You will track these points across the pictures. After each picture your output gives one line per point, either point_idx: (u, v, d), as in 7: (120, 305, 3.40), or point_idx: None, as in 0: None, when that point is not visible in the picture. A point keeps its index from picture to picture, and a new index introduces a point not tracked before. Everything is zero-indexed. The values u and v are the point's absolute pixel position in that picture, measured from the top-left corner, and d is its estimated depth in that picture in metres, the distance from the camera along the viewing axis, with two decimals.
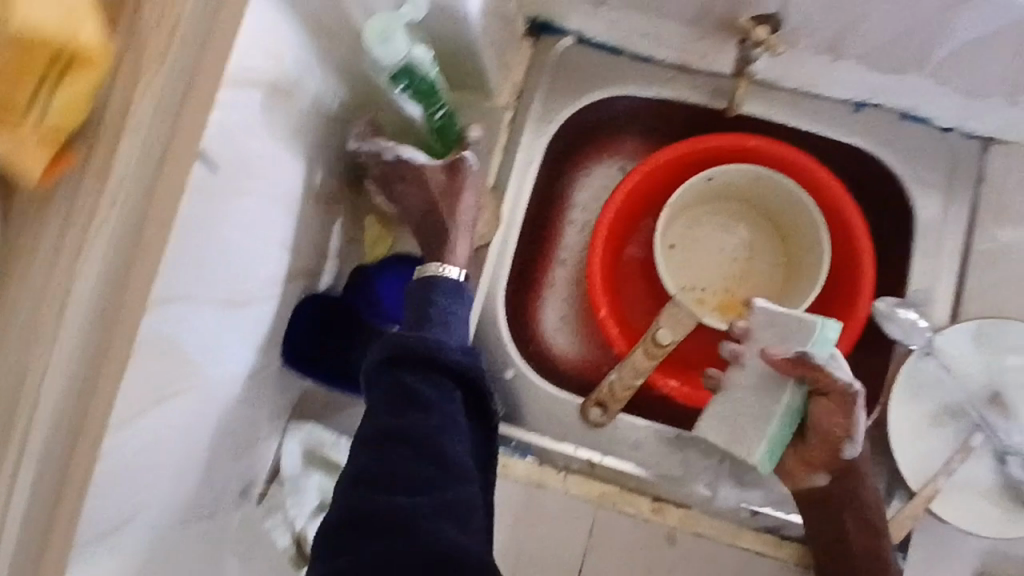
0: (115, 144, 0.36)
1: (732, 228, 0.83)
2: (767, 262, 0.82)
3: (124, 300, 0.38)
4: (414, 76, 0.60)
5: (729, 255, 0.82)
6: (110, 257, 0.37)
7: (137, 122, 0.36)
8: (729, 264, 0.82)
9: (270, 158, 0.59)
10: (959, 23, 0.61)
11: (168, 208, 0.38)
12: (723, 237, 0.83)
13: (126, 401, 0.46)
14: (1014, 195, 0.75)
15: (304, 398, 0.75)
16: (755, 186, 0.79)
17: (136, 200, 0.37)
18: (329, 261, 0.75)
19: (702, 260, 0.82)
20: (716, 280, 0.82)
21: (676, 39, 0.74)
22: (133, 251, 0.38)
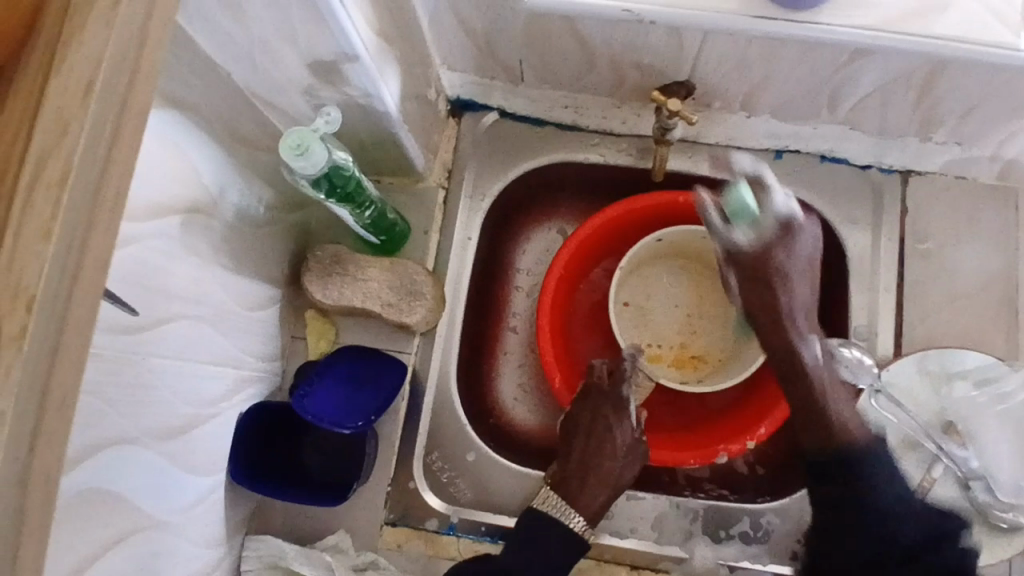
0: (31, 259, 0.23)
1: (684, 284, 0.83)
2: (721, 318, 0.82)
3: (20, 540, 0.23)
4: (335, 180, 0.59)
5: (685, 313, 0.82)
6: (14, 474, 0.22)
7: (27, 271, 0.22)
8: (683, 321, 0.82)
9: (196, 277, 0.58)
10: (859, 76, 0.64)
11: (77, 372, 0.24)
12: (677, 293, 0.83)
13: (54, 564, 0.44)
14: (935, 222, 0.77)
15: (259, 508, 0.72)
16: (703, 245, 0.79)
17: (39, 377, 0.23)
18: (271, 366, 0.72)
19: (658, 318, 0.82)
20: (669, 337, 0.82)
21: (594, 108, 0.77)
22: (24, 456, 0.22)
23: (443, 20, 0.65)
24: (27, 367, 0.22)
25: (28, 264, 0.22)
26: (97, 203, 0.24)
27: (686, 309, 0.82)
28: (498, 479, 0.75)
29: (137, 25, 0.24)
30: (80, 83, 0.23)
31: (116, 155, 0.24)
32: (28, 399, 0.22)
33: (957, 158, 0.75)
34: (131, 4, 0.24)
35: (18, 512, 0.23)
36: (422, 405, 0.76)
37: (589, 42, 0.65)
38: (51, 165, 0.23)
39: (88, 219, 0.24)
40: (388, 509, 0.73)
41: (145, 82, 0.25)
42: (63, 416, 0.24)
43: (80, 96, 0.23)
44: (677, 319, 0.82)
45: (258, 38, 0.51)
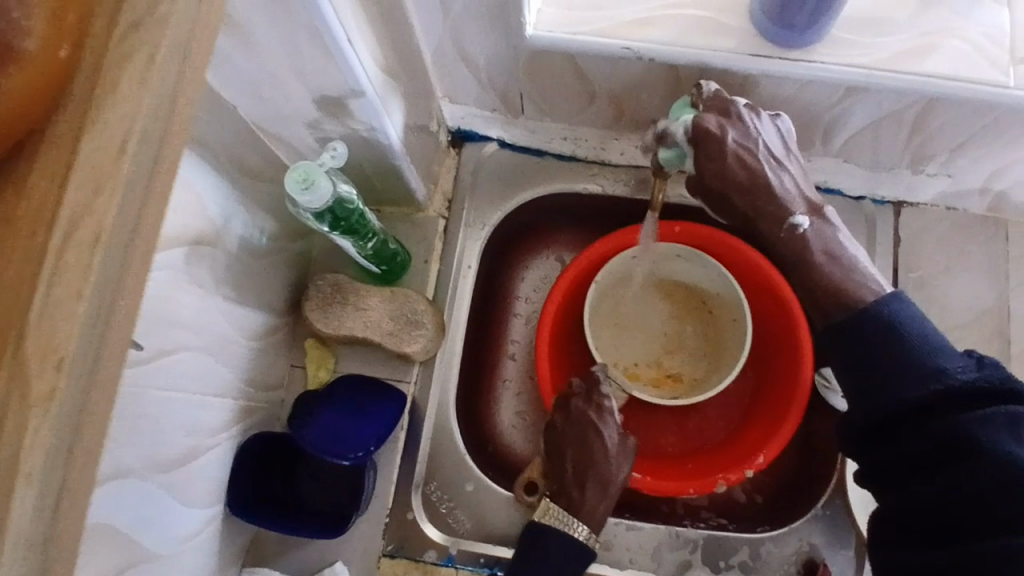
0: (58, 328, 0.23)
1: (670, 310, 0.83)
2: (703, 344, 0.82)
3: None
4: (338, 212, 0.59)
5: (668, 336, 0.82)
6: (38, 534, 0.23)
7: (61, 340, 0.23)
8: (666, 345, 0.82)
9: (198, 310, 0.58)
10: (854, 113, 0.65)
11: (101, 430, 0.25)
12: (662, 317, 0.83)
13: None
14: (928, 253, 0.79)
15: (256, 539, 0.71)
16: (684, 267, 0.80)
17: (65, 445, 0.23)
18: (269, 395, 0.72)
19: (642, 340, 0.82)
20: (651, 361, 0.81)
21: (592, 139, 0.78)
22: (51, 515, 0.23)
23: (446, 55, 0.66)
24: (56, 423, 0.23)
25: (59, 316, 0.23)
26: (127, 268, 0.24)
27: (670, 333, 0.82)
28: (496, 509, 0.74)
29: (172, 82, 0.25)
30: (111, 134, 0.24)
31: (147, 220, 0.25)
32: (59, 453, 0.23)
33: (947, 191, 0.76)
34: (166, 62, 0.24)
35: (38, 564, 0.23)
36: (421, 434, 0.75)
37: (590, 78, 0.66)
38: (81, 228, 0.23)
39: (117, 272, 0.24)
40: (386, 541, 0.72)
41: (175, 140, 0.25)
42: (86, 473, 0.25)
43: (110, 159, 0.24)
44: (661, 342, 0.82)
45: (268, 76, 0.52)
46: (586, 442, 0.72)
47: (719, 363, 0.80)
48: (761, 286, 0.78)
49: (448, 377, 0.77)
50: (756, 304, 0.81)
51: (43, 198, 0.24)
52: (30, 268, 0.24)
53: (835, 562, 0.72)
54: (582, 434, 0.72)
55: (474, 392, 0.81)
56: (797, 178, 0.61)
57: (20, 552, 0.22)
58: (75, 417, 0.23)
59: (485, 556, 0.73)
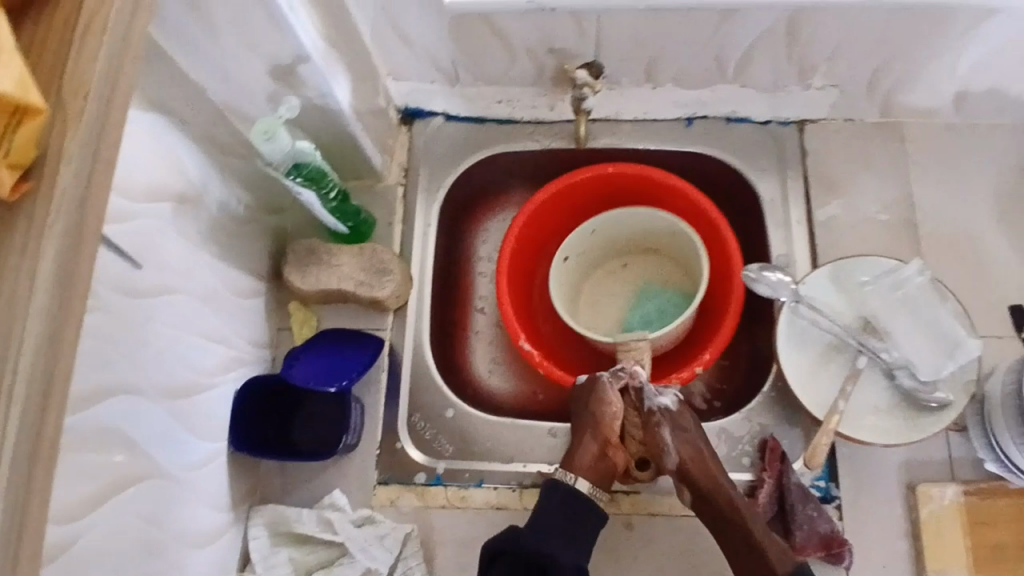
0: (62, 147, 0.33)
1: (639, 235, 0.90)
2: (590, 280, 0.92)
3: (68, 308, 0.33)
4: (302, 166, 0.70)
5: (638, 254, 0.93)
6: (62, 263, 0.33)
7: (69, 147, 0.33)
8: (647, 267, 0.92)
9: (190, 258, 0.67)
10: (732, 38, 0.75)
11: (96, 224, 0.34)
12: (637, 247, 0.93)
13: (66, 493, 0.51)
14: (832, 161, 0.88)
15: (262, 480, 0.79)
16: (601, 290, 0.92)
17: (74, 216, 0.33)
18: (261, 352, 0.81)
19: (613, 284, 0.93)
20: (608, 244, 0.91)
21: (524, 98, 0.88)
22: (72, 250, 0.33)
23: (382, 32, 0.76)
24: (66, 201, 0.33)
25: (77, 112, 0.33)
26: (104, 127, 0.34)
27: (670, 304, 0.90)
28: (475, 432, 0.82)
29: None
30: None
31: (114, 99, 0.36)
32: (72, 204, 0.33)
33: (839, 102, 0.86)
34: None
35: (64, 281, 0.33)
36: (401, 372, 0.84)
37: (506, 35, 0.76)
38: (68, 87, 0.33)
39: (109, 72, 0.35)
40: (379, 470, 0.80)
41: None
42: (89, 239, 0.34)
43: None
44: (658, 293, 0.91)
45: (226, 52, 0.62)
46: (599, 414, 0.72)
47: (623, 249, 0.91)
48: (690, 208, 0.87)
49: (419, 323, 0.86)
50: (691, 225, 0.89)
51: (69, 13, 0.34)
52: (67, 83, 0.33)
53: (786, 438, 0.79)
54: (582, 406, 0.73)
55: (449, 340, 0.90)
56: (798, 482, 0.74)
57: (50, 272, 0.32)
58: (80, 182, 0.33)
59: (469, 472, 0.80)
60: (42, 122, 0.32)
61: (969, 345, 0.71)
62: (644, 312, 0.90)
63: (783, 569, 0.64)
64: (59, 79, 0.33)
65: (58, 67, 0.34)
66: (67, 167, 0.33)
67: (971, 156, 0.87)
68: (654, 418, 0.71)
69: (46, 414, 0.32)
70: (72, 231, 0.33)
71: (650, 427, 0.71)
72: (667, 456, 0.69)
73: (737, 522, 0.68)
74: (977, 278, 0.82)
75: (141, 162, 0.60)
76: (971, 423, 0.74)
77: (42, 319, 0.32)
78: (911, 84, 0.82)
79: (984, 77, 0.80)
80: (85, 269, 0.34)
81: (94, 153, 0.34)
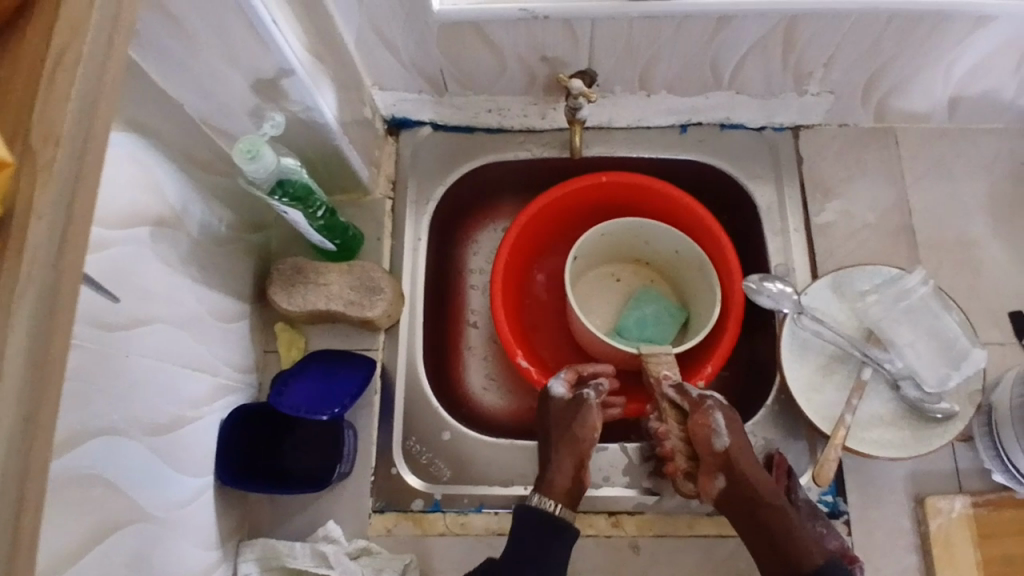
0: (32, 197, 0.29)
1: (637, 247, 0.88)
2: (606, 281, 0.91)
3: (45, 379, 0.29)
4: (287, 184, 0.66)
5: (630, 265, 0.92)
6: (38, 330, 0.29)
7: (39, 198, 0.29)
8: (647, 278, 0.91)
9: (170, 284, 0.63)
10: (729, 46, 0.73)
11: (74, 282, 0.31)
12: (639, 261, 0.91)
13: (46, 550, 0.47)
14: (828, 167, 0.86)
15: (252, 513, 0.75)
16: (606, 288, 0.91)
17: (49, 276, 0.29)
18: (247, 377, 0.77)
19: (613, 291, 0.91)
20: (613, 252, 0.90)
21: (515, 107, 0.86)
22: (49, 314, 0.29)
23: (367, 41, 0.73)
24: (39, 260, 0.29)
25: (49, 159, 0.30)
26: (81, 174, 0.31)
27: (666, 312, 0.87)
28: (472, 454, 0.80)
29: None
30: (76, 27, 0.31)
31: None
32: (47, 262, 0.29)
33: (834, 107, 0.85)
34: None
35: (40, 351, 0.29)
36: (395, 393, 0.81)
37: (497, 44, 0.74)
38: (35, 131, 0.30)
39: (84, 112, 0.31)
40: (374, 497, 0.77)
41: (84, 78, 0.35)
42: (66, 302, 0.31)
43: None
44: (656, 298, 0.88)
45: (204, 68, 0.58)
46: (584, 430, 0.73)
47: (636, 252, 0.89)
48: (686, 216, 0.85)
49: (411, 340, 0.83)
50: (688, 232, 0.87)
51: (37, 47, 0.31)
52: (37, 127, 0.30)
53: (790, 451, 0.77)
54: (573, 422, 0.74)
55: (442, 357, 0.87)
56: (805, 496, 0.73)
57: (23, 341, 0.28)
58: (54, 237, 0.30)
59: (468, 497, 0.78)
60: (9, 174, 0.29)
61: (975, 355, 0.70)
62: (641, 315, 0.86)
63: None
64: (26, 123, 0.30)
65: (24, 110, 0.30)
66: (38, 222, 0.29)
67: (967, 161, 0.86)
68: (708, 402, 0.70)
69: (23, 508, 0.28)
70: (46, 297, 0.29)
71: (702, 410, 0.70)
72: (716, 439, 0.69)
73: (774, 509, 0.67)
74: (976, 284, 0.82)
75: (116, 186, 0.56)
76: (977, 434, 0.73)
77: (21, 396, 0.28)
78: (908, 89, 0.81)
79: (979, 83, 0.79)
80: (62, 334, 0.30)
81: (70, 204, 0.30)
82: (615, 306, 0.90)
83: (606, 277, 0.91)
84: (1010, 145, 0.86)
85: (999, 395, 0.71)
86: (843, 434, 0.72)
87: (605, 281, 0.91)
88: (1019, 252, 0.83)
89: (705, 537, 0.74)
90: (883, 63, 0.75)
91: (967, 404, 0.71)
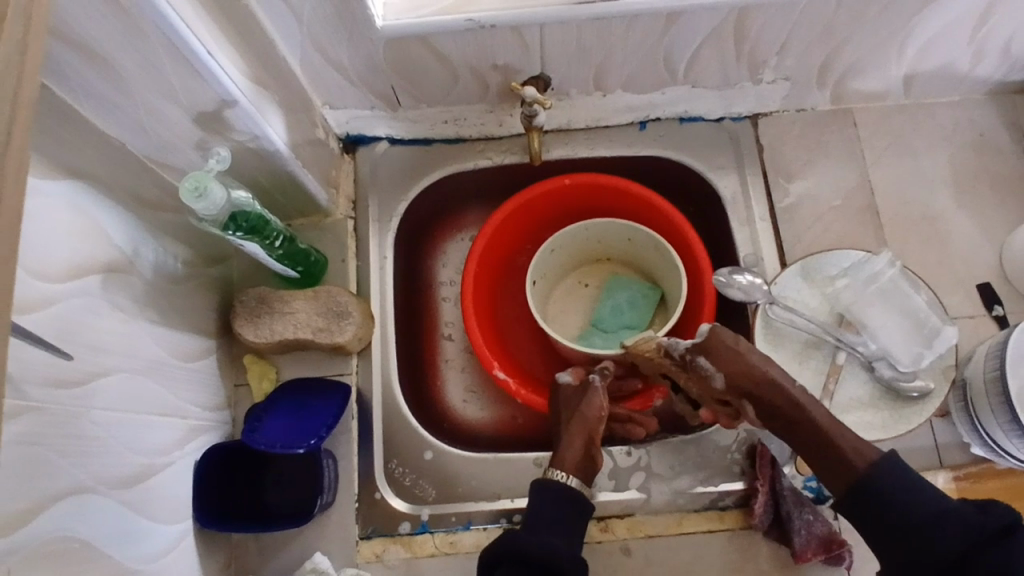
0: None
1: (594, 247, 0.88)
2: (574, 286, 0.91)
3: None
4: (240, 217, 0.64)
5: (593, 264, 0.91)
6: None
7: None
8: (610, 268, 0.91)
9: (127, 331, 0.62)
10: (680, 41, 0.73)
11: None
12: (598, 256, 0.91)
13: None
14: (788, 152, 0.86)
15: (236, 551, 0.74)
16: (577, 290, 0.91)
17: None
18: (219, 414, 0.76)
19: (582, 291, 0.91)
20: (575, 256, 0.89)
21: (471, 116, 0.84)
22: None
23: (312, 62, 0.71)
24: None
25: None
26: None
27: (640, 294, 0.87)
28: (457, 471, 0.79)
29: (15, 60, 0.33)
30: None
31: None
32: None
33: (790, 93, 0.84)
34: None
35: None
36: (372, 416, 0.80)
37: (445, 56, 0.72)
38: None
39: None
40: (360, 523, 0.76)
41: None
42: None
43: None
44: (626, 285, 0.88)
45: (140, 108, 0.56)
46: (588, 412, 0.72)
47: (596, 249, 0.89)
48: (652, 212, 0.85)
49: (387, 360, 0.81)
50: (655, 227, 0.87)
51: None
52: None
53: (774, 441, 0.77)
54: (577, 403, 0.73)
55: (418, 374, 0.86)
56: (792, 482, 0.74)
57: None
58: None
59: (456, 515, 0.77)
60: None
61: (946, 332, 0.71)
62: (615, 304, 0.87)
63: (867, 462, 0.57)
64: None
65: None
66: None
67: (926, 136, 0.86)
68: (688, 354, 0.68)
69: None
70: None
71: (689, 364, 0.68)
72: (715, 381, 0.66)
73: (804, 423, 0.62)
74: (942, 257, 0.83)
75: (60, 238, 0.54)
76: (954, 409, 0.74)
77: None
78: (861, 70, 0.81)
79: (931, 59, 0.79)
80: None
81: None
82: (591, 302, 0.90)
83: (574, 279, 0.91)
84: (967, 115, 0.87)
85: (972, 370, 0.72)
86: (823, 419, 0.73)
87: (574, 284, 0.91)
88: (983, 221, 0.83)
89: (696, 535, 0.74)
90: (833, 45, 0.75)
91: (943, 380, 0.72)
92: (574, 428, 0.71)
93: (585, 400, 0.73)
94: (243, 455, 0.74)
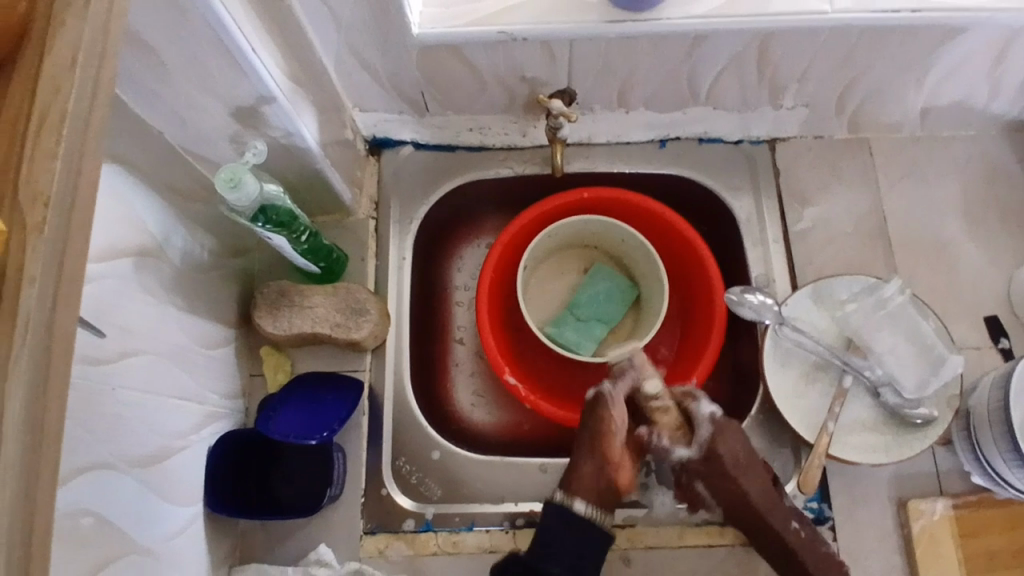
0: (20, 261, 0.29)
1: (586, 235, 0.90)
2: (553, 261, 0.92)
3: (42, 439, 0.29)
4: (269, 210, 0.66)
5: (579, 248, 0.93)
6: (34, 392, 0.29)
7: (31, 267, 0.29)
8: (595, 256, 0.92)
9: (154, 315, 0.63)
10: (705, 64, 0.75)
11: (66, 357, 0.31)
12: (584, 244, 0.92)
13: None
14: (804, 177, 0.88)
15: (242, 538, 0.75)
16: (557, 267, 0.92)
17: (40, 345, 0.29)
18: (233, 402, 0.77)
19: (562, 271, 0.92)
20: (567, 238, 0.90)
21: (496, 126, 0.86)
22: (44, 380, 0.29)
23: (347, 65, 0.73)
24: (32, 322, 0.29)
25: (39, 221, 0.30)
26: (69, 232, 0.31)
27: (617, 288, 0.90)
28: (463, 472, 0.80)
29: None
30: (59, 84, 0.31)
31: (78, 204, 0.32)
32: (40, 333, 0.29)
33: (809, 120, 0.86)
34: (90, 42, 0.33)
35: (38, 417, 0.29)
36: (382, 413, 0.81)
37: (476, 66, 0.74)
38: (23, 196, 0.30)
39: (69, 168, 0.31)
40: (364, 517, 0.77)
41: None
42: (64, 353, 0.31)
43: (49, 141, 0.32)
44: (609, 276, 0.90)
45: (183, 99, 0.58)
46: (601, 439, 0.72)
47: (585, 236, 0.90)
48: (666, 229, 0.86)
49: (400, 359, 0.83)
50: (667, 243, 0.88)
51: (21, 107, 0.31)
52: (24, 191, 0.30)
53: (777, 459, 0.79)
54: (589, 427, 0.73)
55: (429, 375, 0.87)
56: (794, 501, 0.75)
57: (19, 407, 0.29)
58: (45, 302, 0.30)
59: (460, 516, 0.78)
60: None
61: (952, 360, 0.71)
62: (594, 291, 0.89)
63: None
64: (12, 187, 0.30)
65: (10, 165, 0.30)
66: (28, 289, 0.29)
67: (939, 168, 0.88)
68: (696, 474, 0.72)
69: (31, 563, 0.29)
70: (39, 363, 0.29)
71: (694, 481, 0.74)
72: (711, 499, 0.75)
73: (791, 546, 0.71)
74: (951, 287, 0.84)
75: (98, 219, 0.56)
76: (956, 437, 0.75)
77: (17, 469, 0.28)
78: (879, 101, 0.82)
79: (948, 93, 0.81)
80: (61, 377, 0.30)
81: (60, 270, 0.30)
82: (566, 284, 0.92)
83: (556, 261, 0.92)
84: (981, 150, 0.89)
85: (976, 399, 0.73)
86: (825, 439, 0.73)
87: (557, 262, 0.92)
88: (992, 253, 0.85)
89: (695, 547, 0.75)
90: (854, 75, 0.77)
91: (947, 408, 0.73)
92: (585, 454, 0.72)
93: (596, 426, 0.73)
94: (255, 443, 0.75)
